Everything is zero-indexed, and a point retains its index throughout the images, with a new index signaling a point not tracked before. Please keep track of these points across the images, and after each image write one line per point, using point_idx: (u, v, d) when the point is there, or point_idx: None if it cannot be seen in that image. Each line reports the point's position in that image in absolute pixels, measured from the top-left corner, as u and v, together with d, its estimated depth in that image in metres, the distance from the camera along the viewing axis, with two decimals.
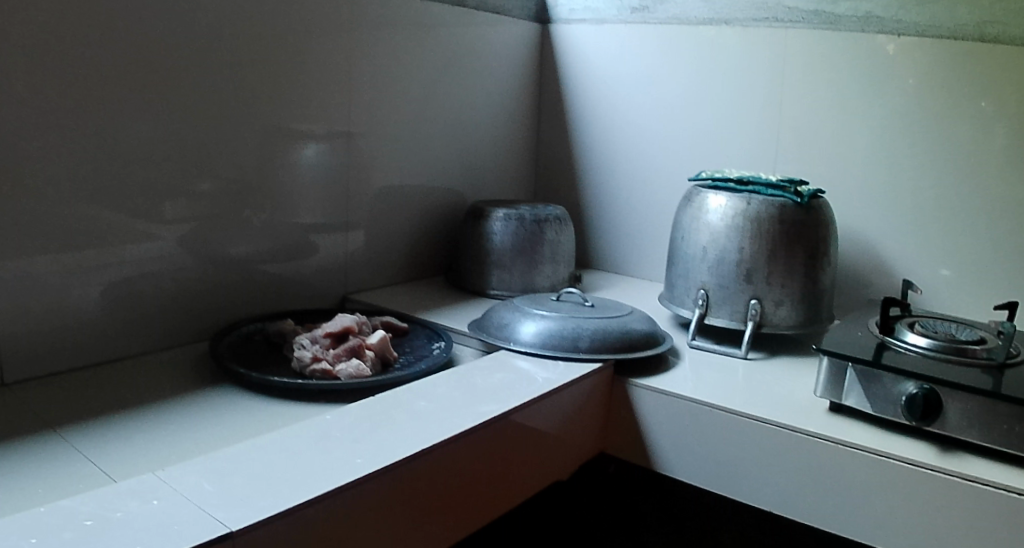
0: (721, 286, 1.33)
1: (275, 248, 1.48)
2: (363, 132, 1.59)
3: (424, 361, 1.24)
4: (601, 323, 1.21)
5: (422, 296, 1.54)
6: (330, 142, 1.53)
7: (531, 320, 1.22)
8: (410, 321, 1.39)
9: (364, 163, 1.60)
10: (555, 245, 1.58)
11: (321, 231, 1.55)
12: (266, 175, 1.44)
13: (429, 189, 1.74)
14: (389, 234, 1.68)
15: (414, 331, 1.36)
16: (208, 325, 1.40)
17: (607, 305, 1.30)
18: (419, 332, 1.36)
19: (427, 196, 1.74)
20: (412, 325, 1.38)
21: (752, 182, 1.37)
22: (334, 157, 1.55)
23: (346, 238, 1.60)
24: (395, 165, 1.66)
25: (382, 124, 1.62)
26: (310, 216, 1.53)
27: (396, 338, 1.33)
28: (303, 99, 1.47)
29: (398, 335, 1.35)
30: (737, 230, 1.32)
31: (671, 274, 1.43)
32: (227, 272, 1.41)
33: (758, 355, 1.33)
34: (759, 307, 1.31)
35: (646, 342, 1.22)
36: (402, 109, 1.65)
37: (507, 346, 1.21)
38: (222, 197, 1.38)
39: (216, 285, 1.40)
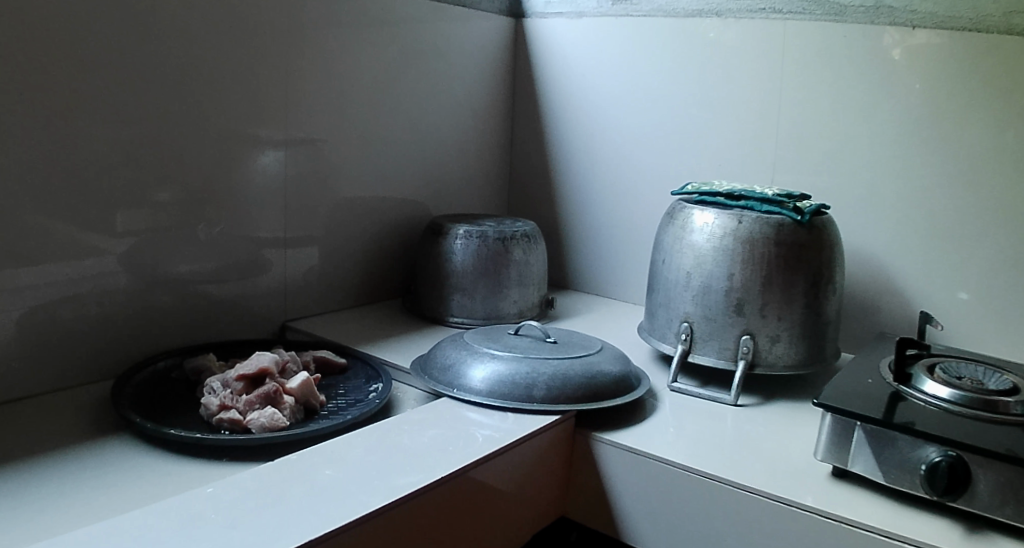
0: (708, 318, 1.14)
1: (221, 267, 1.30)
2: (324, 136, 1.41)
3: (356, 408, 1.05)
4: (563, 363, 1.02)
5: (370, 325, 1.36)
6: (289, 148, 1.36)
7: (481, 358, 1.03)
8: (349, 357, 1.21)
9: (320, 174, 1.42)
10: (523, 267, 1.40)
11: (273, 246, 1.37)
12: (197, 187, 1.25)
13: (390, 201, 1.55)
14: (343, 251, 1.49)
15: (353, 368, 1.18)
16: (123, 360, 1.21)
17: (573, 341, 1.11)
18: (359, 370, 1.18)
19: (387, 208, 1.55)
20: (352, 362, 1.20)
21: (745, 196, 1.18)
22: (293, 166, 1.38)
23: (295, 257, 1.41)
24: (352, 174, 1.48)
25: (338, 130, 1.44)
26: (263, 230, 1.35)
27: (330, 377, 1.15)
28: (245, 99, 1.28)
29: (335, 372, 1.17)
30: (725, 253, 1.13)
31: (650, 303, 1.23)
32: (146, 298, 1.22)
33: (750, 401, 1.14)
34: (751, 344, 1.13)
35: (617, 386, 1.03)
36: (360, 113, 1.47)
37: (450, 390, 1.02)
38: (146, 216, 1.19)
39: (135, 313, 1.20)
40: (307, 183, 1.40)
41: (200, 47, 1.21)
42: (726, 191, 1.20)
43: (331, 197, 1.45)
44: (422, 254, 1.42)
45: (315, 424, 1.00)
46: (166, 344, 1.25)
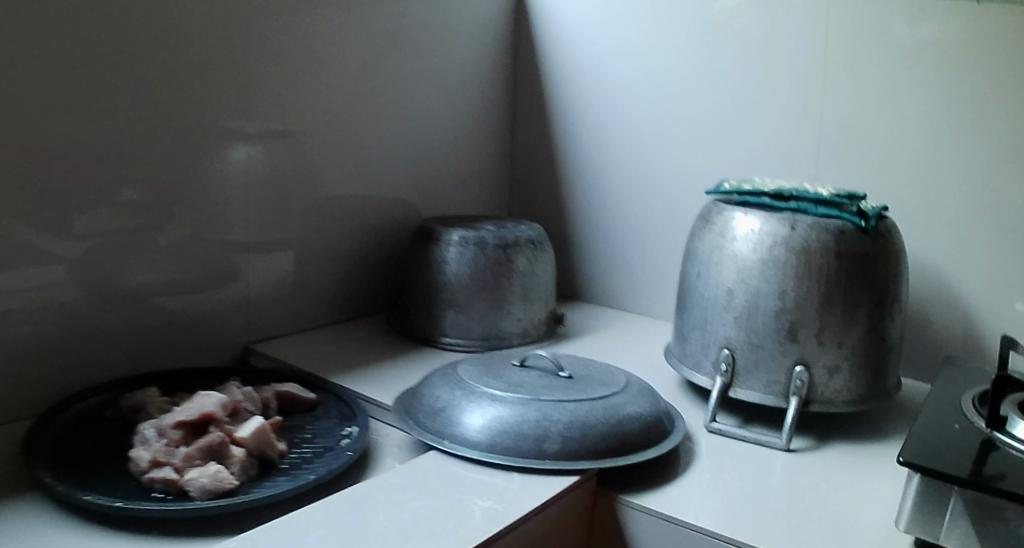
0: (753, 346, 0.94)
1: (188, 276, 1.10)
2: (306, 128, 1.21)
3: (322, 462, 0.85)
4: (580, 406, 0.82)
5: (349, 349, 1.16)
6: (266, 141, 1.16)
7: (479, 401, 0.83)
8: (323, 391, 1.01)
9: (297, 171, 1.21)
10: (527, 278, 1.19)
11: (243, 254, 1.16)
12: (150, 184, 1.03)
13: (380, 201, 1.35)
14: (326, 259, 1.28)
15: (325, 406, 0.98)
16: (59, 393, 0.99)
17: (591, 376, 0.91)
18: (330, 410, 0.98)
19: (376, 208, 1.34)
20: (324, 398, 1.00)
21: (795, 197, 0.98)
22: (271, 162, 1.17)
23: (271, 267, 1.20)
24: (336, 171, 1.27)
25: (318, 119, 1.23)
26: (230, 236, 1.14)
27: (295, 419, 0.95)
28: (207, 82, 1.07)
29: (301, 413, 0.97)
30: (775, 267, 0.93)
31: (681, 325, 1.03)
32: (86, 318, 1.00)
33: (804, 445, 0.93)
34: (805, 376, 0.92)
35: (647, 435, 0.83)
36: (346, 101, 1.26)
37: (441, 441, 0.82)
38: (89, 220, 0.98)
39: (72, 336, 0.99)
40: (286, 181, 1.20)
41: (149, 17, 1.00)
42: (771, 190, 1.00)
43: (314, 198, 1.24)
44: (409, 263, 1.22)
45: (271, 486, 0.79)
46: (114, 371, 1.04)
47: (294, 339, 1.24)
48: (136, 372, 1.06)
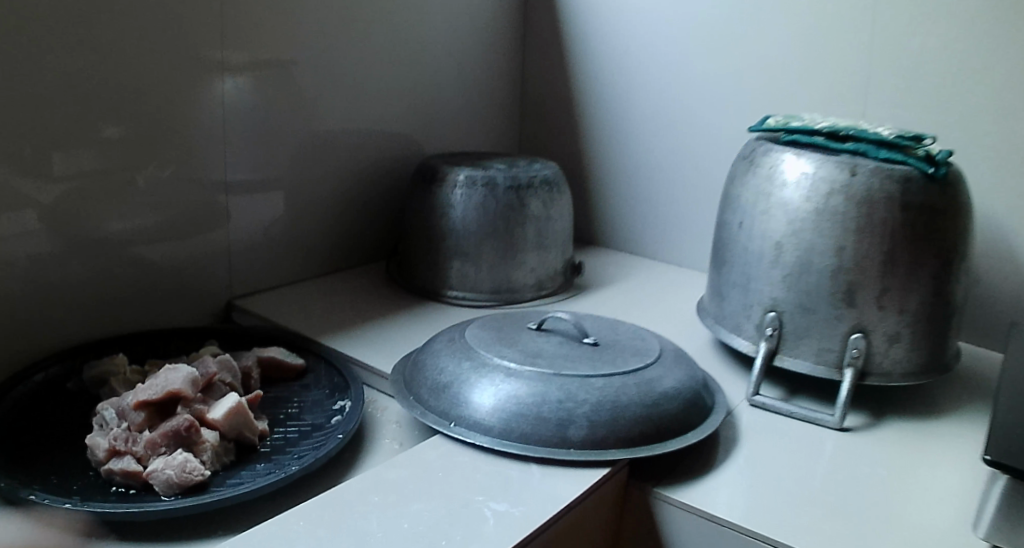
0: (803, 309, 0.82)
1: (163, 226, 0.97)
2: (296, 54, 1.06)
3: (305, 445, 0.77)
4: (607, 385, 0.70)
5: (346, 307, 1.04)
6: (251, 69, 1.01)
7: (489, 377, 0.71)
8: (313, 361, 0.91)
9: (287, 104, 1.07)
10: (542, 225, 1.06)
11: (226, 201, 1.03)
12: (118, 120, 0.89)
13: (387, 135, 1.21)
14: (324, 202, 1.15)
15: (315, 378, 0.88)
16: (20, 358, 0.87)
17: (619, 344, 0.79)
18: (320, 380, 0.88)
19: (381, 144, 1.21)
20: (315, 368, 0.89)
21: (853, 135, 0.84)
22: (256, 93, 1.03)
23: (258, 213, 1.07)
24: (331, 103, 1.12)
25: (311, 44, 1.07)
26: (212, 180, 1.01)
27: (280, 390, 0.87)
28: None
29: (288, 383, 0.88)
30: (832, 219, 0.80)
31: (719, 280, 0.91)
32: (48, 274, 0.88)
33: (858, 422, 0.82)
34: (862, 345, 0.80)
35: (685, 416, 0.72)
36: (352, 23, 1.12)
37: (446, 425, 0.70)
38: (69, 159, 0.86)
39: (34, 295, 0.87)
40: (283, 115, 1.06)
41: None
42: (825, 127, 0.85)
43: (315, 134, 1.11)
44: (410, 206, 1.09)
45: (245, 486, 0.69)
46: (91, 330, 0.93)
47: (289, 290, 1.12)
48: (117, 330, 0.95)
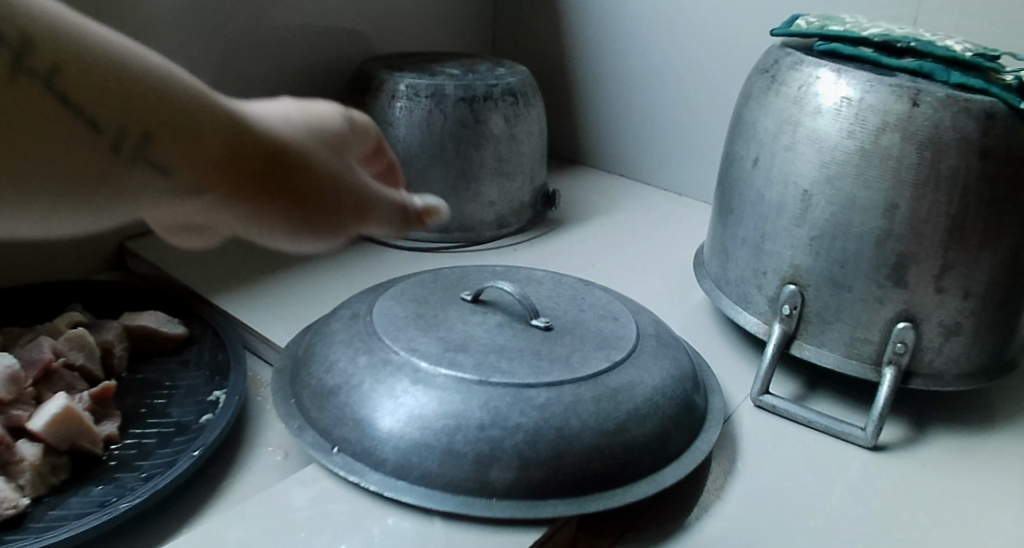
0: (833, 285, 0.60)
1: None
2: None
3: (160, 458, 0.59)
4: (551, 404, 0.50)
5: (268, 257, 0.82)
6: None
7: (389, 385, 0.51)
8: (200, 330, 0.72)
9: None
10: (507, 147, 0.83)
11: None
12: None
13: (343, 31, 0.96)
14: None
15: (196, 356, 0.69)
16: None
17: (580, 328, 0.58)
18: (202, 356, 0.69)
19: (337, 44, 0.96)
20: (200, 342, 0.71)
21: (911, 49, 0.61)
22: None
23: None
24: None
25: None
26: None
27: (151, 370, 0.68)
28: None
29: (165, 359, 0.69)
30: (882, 165, 0.57)
31: (725, 233, 0.69)
32: None
33: (895, 436, 0.62)
34: (912, 338, 0.59)
35: (660, 445, 0.52)
36: None
37: (329, 449, 0.51)
38: None
39: None
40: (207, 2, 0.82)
41: None
42: (877, 37, 0.62)
43: (243, 26, 0.86)
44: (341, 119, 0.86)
45: (58, 529, 0.51)
46: None
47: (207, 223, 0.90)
48: None
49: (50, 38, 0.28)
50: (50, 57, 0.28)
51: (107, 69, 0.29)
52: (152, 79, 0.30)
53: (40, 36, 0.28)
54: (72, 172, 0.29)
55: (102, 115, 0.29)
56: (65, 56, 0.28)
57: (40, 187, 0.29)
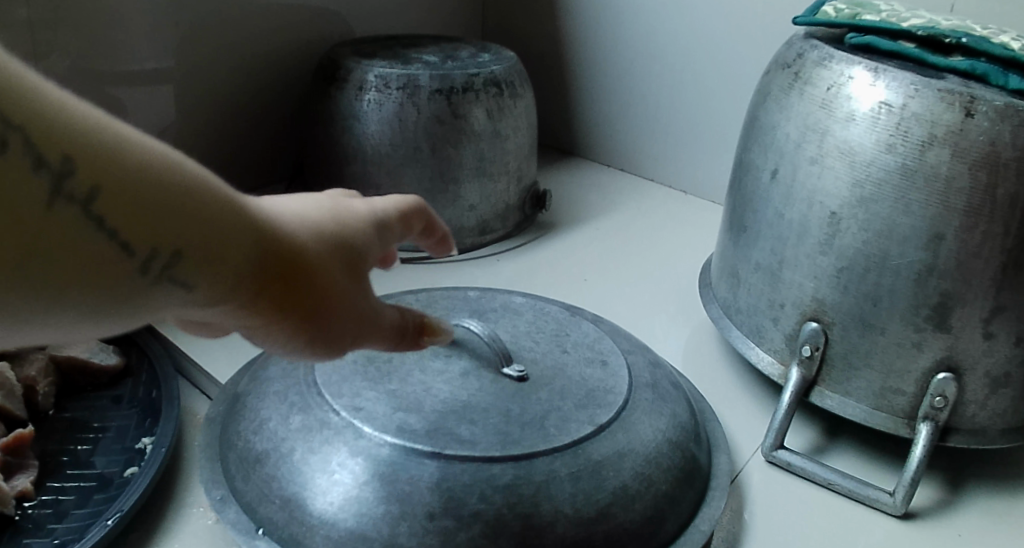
0: (864, 326, 0.51)
1: None
2: None
3: (75, 522, 0.51)
4: (519, 484, 0.40)
5: None
6: None
7: (323, 456, 0.42)
8: (137, 364, 0.63)
9: None
10: (492, 145, 0.73)
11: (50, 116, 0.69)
12: None
13: (313, 9, 0.85)
14: (229, 109, 0.82)
15: (131, 392, 0.61)
16: None
17: (562, 379, 0.47)
18: (137, 392, 0.61)
19: (308, 24, 0.85)
20: (136, 377, 0.62)
21: (960, 44, 0.51)
22: None
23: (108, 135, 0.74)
24: None
25: None
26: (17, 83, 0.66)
27: (79, 407, 0.60)
28: None
29: (97, 395, 0.61)
30: (927, 186, 0.47)
31: (736, 254, 0.60)
32: None
33: (930, 499, 0.53)
34: (953, 390, 0.50)
35: (651, 531, 0.42)
36: None
37: (254, 530, 0.42)
38: None
39: None
40: None
41: None
42: (921, 29, 0.52)
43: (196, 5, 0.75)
44: (305, 109, 0.75)
45: None
46: None
47: None
48: None
49: (78, 151, 0.23)
50: (86, 177, 0.23)
51: (140, 182, 0.24)
52: (189, 191, 0.25)
53: (74, 151, 0.23)
54: (93, 299, 0.24)
55: (131, 233, 0.24)
56: (93, 171, 0.23)
57: (58, 321, 0.24)
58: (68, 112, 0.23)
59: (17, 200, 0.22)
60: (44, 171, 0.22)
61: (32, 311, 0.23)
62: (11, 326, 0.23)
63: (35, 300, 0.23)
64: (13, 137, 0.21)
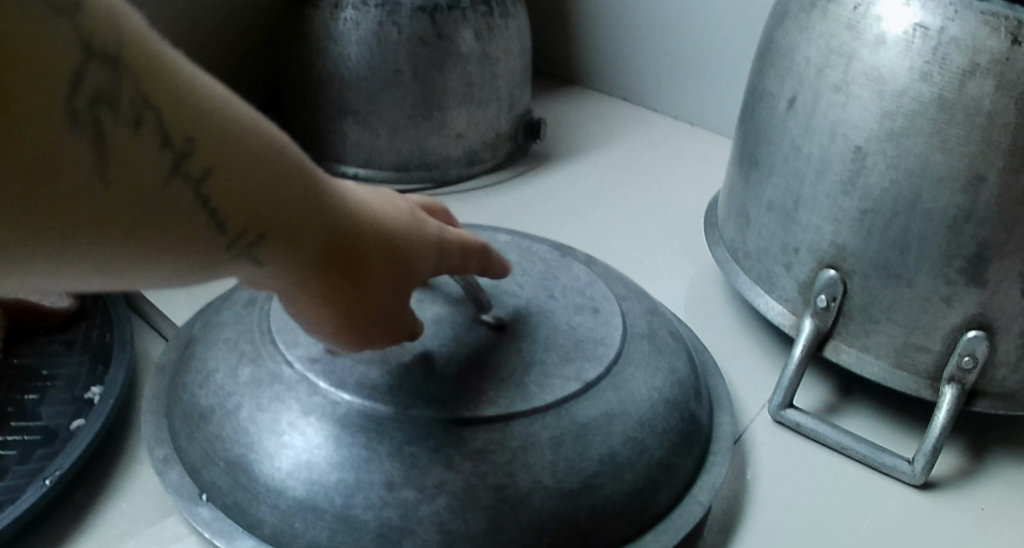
0: (888, 276, 0.46)
1: None
2: None
3: (15, 480, 0.44)
4: (492, 451, 0.35)
5: None
6: None
7: (272, 415, 0.36)
8: (92, 303, 0.56)
9: None
10: (481, 71, 0.67)
11: None
12: None
13: None
14: (196, 26, 0.74)
15: (84, 336, 0.54)
16: None
17: (547, 329, 0.41)
18: (91, 336, 0.54)
19: None
20: (91, 318, 0.55)
21: None
22: None
23: None
24: None
25: None
26: None
27: (27, 352, 0.53)
28: None
29: (48, 340, 0.54)
30: (966, 121, 0.41)
31: (746, 192, 0.54)
32: None
33: (951, 467, 0.48)
34: (984, 350, 0.45)
35: (642, 504, 0.37)
36: None
37: (198, 495, 0.37)
38: None
39: None
40: None
41: None
42: None
43: None
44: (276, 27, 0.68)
45: None
46: None
47: None
48: None
49: (196, 131, 0.24)
50: (204, 160, 0.25)
51: (248, 169, 0.26)
52: (285, 183, 0.28)
53: (197, 135, 0.24)
54: (177, 261, 0.26)
55: (229, 214, 0.26)
56: (212, 155, 0.25)
57: (140, 277, 0.25)
58: (198, 97, 0.24)
59: (139, 175, 0.23)
60: (168, 150, 0.24)
61: (125, 268, 0.24)
62: (106, 278, 0.25)
63: (131, 259, 0.24)
64: (148, 115, 0.23)
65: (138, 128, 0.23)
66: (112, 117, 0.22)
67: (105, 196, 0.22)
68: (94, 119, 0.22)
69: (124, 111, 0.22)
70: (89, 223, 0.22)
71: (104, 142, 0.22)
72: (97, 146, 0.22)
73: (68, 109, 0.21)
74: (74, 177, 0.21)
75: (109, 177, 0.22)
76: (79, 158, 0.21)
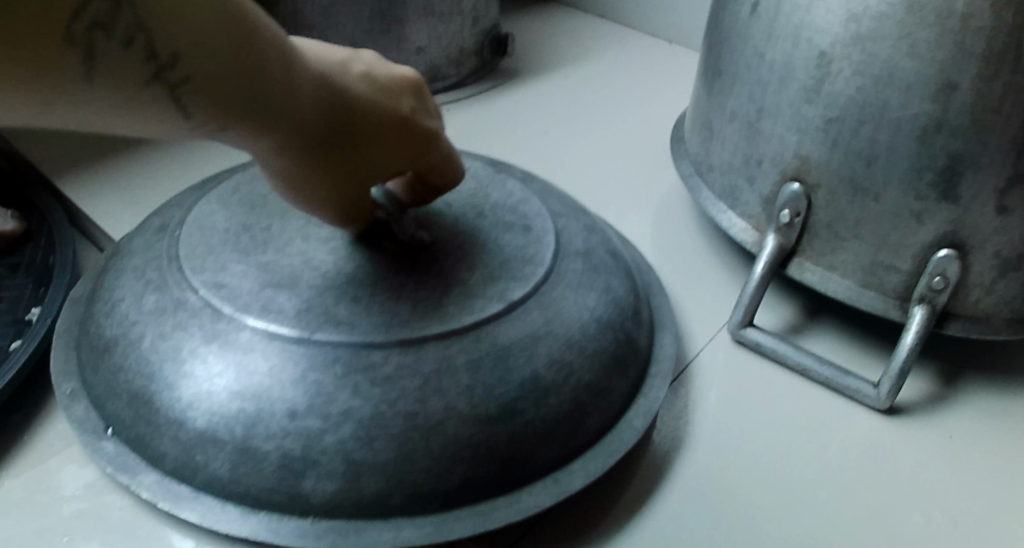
0: (854, 191, 0.43)
1: None
2: None
3: None
4: (405, 376, 0.33)
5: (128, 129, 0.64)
6: None
7: (174, 344, 0.35)
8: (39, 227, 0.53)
9: None
10: None
11: None
12: None
13: None
14: None
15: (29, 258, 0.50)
16: None
17: (473, 250, 0.39)
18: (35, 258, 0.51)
19: None
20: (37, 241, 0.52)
21: None
22: None
23: None
24: None
25: None
26: None
27: None
28: None
29: None
30: (938, 24, 0.38)
31: (710, 104, 0.50)
32: None
33: (919, 391, 0.46)
34: (955, 269, 0.42)
35: (570, 430, 0.35)
36: None
37: (103, 430, 0.36)
38: None
39: None
40: None
41: None
42: None
43: None
44: None
45: None
46: None
47: None
48: None
49: (185, 51, 0.26)
50: (184, 77, 0.27)
51: (228, 90, 0.28)
52: (261, 103, 0.29)
53: (183, 55, 0.26)
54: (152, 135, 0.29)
55: (200, 119, 0.28)
56: (194, 72, 0.27)
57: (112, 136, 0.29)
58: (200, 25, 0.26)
59: (120, 76, 0.26)
60: (151, 64, 0.26)
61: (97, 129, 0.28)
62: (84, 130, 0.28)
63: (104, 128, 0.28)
64: (140, 36, 0.25)
65: (129, 46, 0.25)
66: (105, 38, 0.25)
67: (85, 89, 0.26)
68: (88, 40, 0.25)
69: (120, 31, 0.25)
70: (63, 106, 0.26)
71: (93, 57, 0.25)
72: (86, 57, 0.25)
73: (63, 31, 0.24)
74: (57, 74, 0.25)
75: (92, 80, 0.26)
76: (66, 67, 0.25)
